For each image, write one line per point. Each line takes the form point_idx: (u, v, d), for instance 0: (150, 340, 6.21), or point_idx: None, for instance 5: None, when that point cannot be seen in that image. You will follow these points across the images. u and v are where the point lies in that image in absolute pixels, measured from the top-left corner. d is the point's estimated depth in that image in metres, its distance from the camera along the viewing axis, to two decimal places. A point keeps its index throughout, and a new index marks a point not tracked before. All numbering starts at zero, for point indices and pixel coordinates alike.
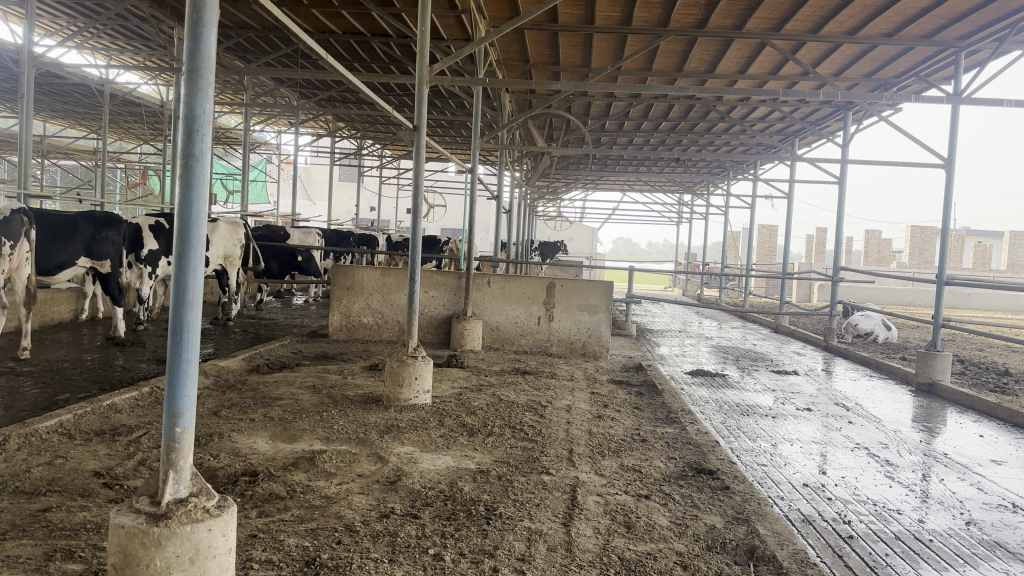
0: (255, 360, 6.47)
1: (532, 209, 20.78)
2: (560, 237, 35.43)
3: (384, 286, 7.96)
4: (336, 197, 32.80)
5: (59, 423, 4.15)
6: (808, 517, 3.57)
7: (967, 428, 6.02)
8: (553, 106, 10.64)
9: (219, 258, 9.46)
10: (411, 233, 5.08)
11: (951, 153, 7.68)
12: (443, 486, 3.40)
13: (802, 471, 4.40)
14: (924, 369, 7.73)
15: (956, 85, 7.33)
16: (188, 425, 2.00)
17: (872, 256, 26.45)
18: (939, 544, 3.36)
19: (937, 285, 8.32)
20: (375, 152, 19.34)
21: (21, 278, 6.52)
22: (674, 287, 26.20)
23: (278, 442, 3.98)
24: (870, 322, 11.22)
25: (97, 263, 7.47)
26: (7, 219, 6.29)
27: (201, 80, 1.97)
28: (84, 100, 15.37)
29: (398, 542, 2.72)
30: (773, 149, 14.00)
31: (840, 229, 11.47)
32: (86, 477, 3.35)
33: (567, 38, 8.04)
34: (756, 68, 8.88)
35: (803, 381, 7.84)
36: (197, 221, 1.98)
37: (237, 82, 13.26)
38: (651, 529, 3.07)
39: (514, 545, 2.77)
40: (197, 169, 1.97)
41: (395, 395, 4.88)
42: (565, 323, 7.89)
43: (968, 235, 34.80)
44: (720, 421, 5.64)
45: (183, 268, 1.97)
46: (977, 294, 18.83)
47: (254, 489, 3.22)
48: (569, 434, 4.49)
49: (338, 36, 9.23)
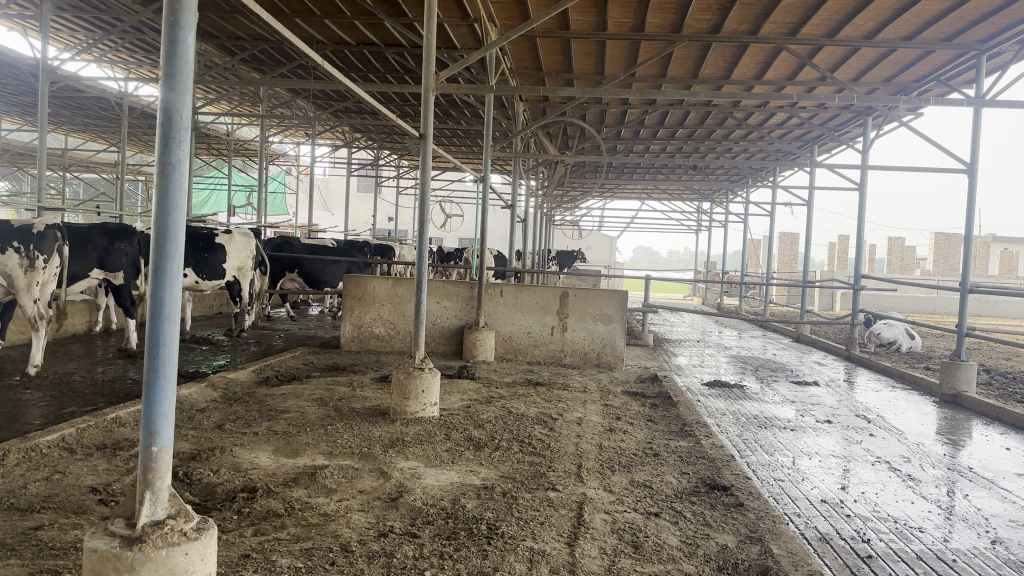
0: (264, 372, 6.42)
1: (549, 218, 20.65)
2: (578, 246, 35.28)
3: (395, 296, 7.89)
4: (354, 209, 32.90)
5: (61, 436, 4.11)
6: (825, 536, 3.43)
7: (993, 441, 5.82)
8: (567, 114, 10.56)
9: (233, 269, 9.38)
10: (417, 244, 4.98)
11: (973, 158, 7.50)
12: (446, 503, 3.31)
13: (821, 487, 4.25)
14: (948, 381, 7.53)
15: (978, 88, 7.16)
16: (165, 444, 1.93)
17: (896, 263, 26.03)
18: (963, 564, 3.20)
19: (963, 292, 8.07)
20: (391, 163, 19.35)
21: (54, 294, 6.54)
22: (693, 296, 26.01)
23: (281, 457, 3.90)
24: (894, 330, 10.99)
25: (110, 275, 7.47)
26: (42, 233, 6.30)
27: (178, 84, 1.91)
28: (103, 113, 15.46)
29: (394, 564, 2.62)
30: (793, 156, 13.80)
31: (862, 236, 11.22)
32: (82, 494, 3.29)
33: (579, 45, 7.97)
34: (773, 74, 8.78)
35: (823, 392, 7.66)
36: (174, 231, 1.91)
37: (254, 93, 13.29)
38: (660, 550, 2.96)
39: (516, 566, 2.67)
40: (175, 177, 1.91)
41: (402, 407, 4.79)
42: (579, 332, 7.77)
43: (994, 243, 34.23)
44: (737, 435, 5.48)
45: (159, 280, 1.90)
46: (1003, 302, 18.48)
47: (252, 507, 3.14)
48: (579, 448, 4.38)
49: (351, 47, 9.20)
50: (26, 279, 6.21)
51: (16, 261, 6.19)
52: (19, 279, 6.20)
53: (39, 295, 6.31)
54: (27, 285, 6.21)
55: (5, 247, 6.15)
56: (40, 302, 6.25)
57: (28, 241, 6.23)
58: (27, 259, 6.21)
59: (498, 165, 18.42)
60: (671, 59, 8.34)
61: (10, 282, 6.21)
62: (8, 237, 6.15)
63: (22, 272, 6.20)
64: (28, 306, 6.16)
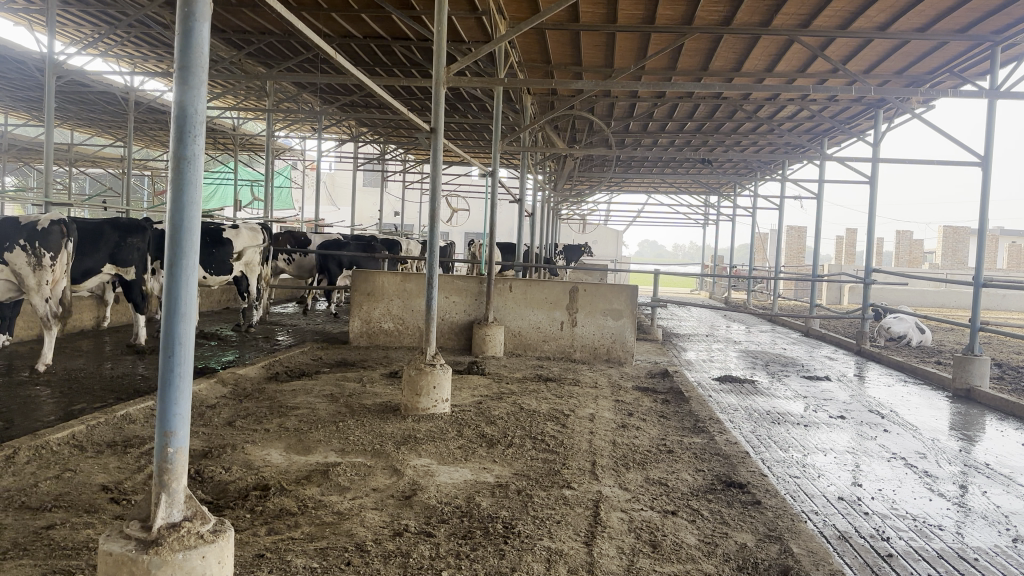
0: (273, 368, 6.39)
1: (556, 213, 20.56)
2: (584, 240, 35.16)
3: (403, 292, 7.86)
4: (360, 204, 32.89)
5: (71, 434, 4.08)
6: (844, 534, 3.39)
7: (1009, 436, 5.76)
8: (575, 107, 10.49)
9: (240, 264, 9.35)
10: (428, 240, 4.92)
11: (987, 150, 7.42)
12: (460, 501, 3.27)
13: (837, 483, 4.20)
14: (961, 375, 7.45)
15: (992, 80, 7.08)
16: (181, 445, 1.90)
17: (903, 257, 25.92)
18: (986, 564, 3.14)
19: (976, 286, 7.98)
20: (398, 158, 19.31)
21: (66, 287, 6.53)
22: (699, 291, 25.94)
23: (292, 454, 3.87)
24: (904, 325, 10.91)
25: (122, 270, 7.45)
26: (47, 230, 6.22)
27: (193, 77, 1.87)
28: (110, 108, 15.44)
29: (411, 564, 2.58)
30: (802, 149, 13.71)
31: (872, 229, 11.11)
32: (93, 492, 3.27)
33: (589, 38, 7.91)
34: (784, 66, 8.73)
35: (834, 387, 7.60)
36: (189, 228, 1.87)
37: (260, 88, 13.26)
38: (678, 549, 2.91)
39: (533, 567, 2.63)
40: (189, 173, 1.87)
41: (413, 404, 4.75)
42: (588, 327, 7.72)
43: (1002, 236, 34.12)
44: (751, 431, 5.43)
45: (175, 276, 1.85)
46: (1012, 296, 18.39)
47: (265, 505, 3.11)
48: (592, 445, 4.33)
49: (358, 41, 9.14)
50: (35, 278, 6.19)
51: (24, 260, 6.17)
52: (29, 279, 6.19)
53: (50, 294, 6.30)
54: (36, 284, 6.19)
55: (12, 246, 6.13)
56: (50, 299, 6.25)
57: (34, 238, 6.17)
58: (33, 258, 6.17)
59: (505, 159, 18.37)
60: (681, 52, 8.27)
61: (21, 281, 6.20)
62: (13, 236, 6.11)
63: (30, 271, 6.17)
64: (38, 305, 6.18)
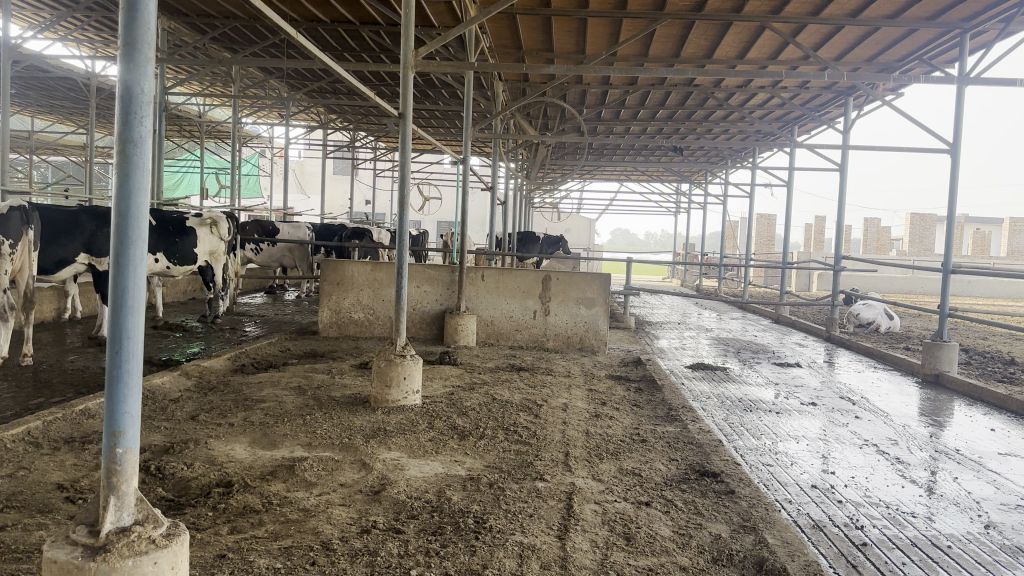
0: (240, 360, 6.24)
1: (528, 200, 20.48)
2: (557, 228, 35.12)
3: (374, 281, 7.74)
4: (329, 192, 32.56)
5: (26, 430, 3.92)
6: (818, 523, 3.36)
7: (977, 422, 5.81)
8: (546, 93, 10.41)
9: (204, 255, 9.06)
10: (398, 229, 4.79)
11: (956, 137, 7.47)
12: (430, 496, 3.19)
13: (809, 471, 4.20)
14: (930, 361, 7.52)
15: (961, 68, 7.12)
16: (131, 445, 1.80)
17: (871, 244, 26.28)
18: (959, 551, 3.14)
19: (945, 272, 8.01)
20: (369, 145, 19.06)
21: (26, 278, 6.26)
22: (671, 279, 26.07)
23: (257, 449, 3.76)
24: (872, 311, 10.98)
25: (96, 259, 7.18)
26: (6, 216, 5.96)
27: (139, 55, 1.76)
28: (70, 94, 15.01)
29: (377, 563, 2.50)
30: (772, 137, 13.78)
31: (842, 216, 11.15)
32: (48, 491, 3.13)
33: (560, 23, 7.83)
34: (755, 52, 8.71)
35: (805, 374, 7.64)
36: (137, 216, 1.77)
37: (226, 73, 13.01)
38: (652, 541, 2.86)
39: (505, 563, 2.55)
40: (136, 156, 1.76)
41: (383, 396, 4.66)
42: (561, 316, 7.67)
43: (966, 223, 34.91)
44: (723, 419, 5.42)
45: (122, 266, 1.75)
46: (977, 282, 18.73)
47: (228, 503, 3.01)
48: (565, 436, 4.27)
49: (325, 25, 8.98)
50: None
51: None
52: None
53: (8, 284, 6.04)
54: None
55: None
56: (8, 290, 6.00)
57: None
58: None
59: (477, 147, 18.27)
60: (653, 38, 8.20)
61: None
62: None
63: None
64: None
